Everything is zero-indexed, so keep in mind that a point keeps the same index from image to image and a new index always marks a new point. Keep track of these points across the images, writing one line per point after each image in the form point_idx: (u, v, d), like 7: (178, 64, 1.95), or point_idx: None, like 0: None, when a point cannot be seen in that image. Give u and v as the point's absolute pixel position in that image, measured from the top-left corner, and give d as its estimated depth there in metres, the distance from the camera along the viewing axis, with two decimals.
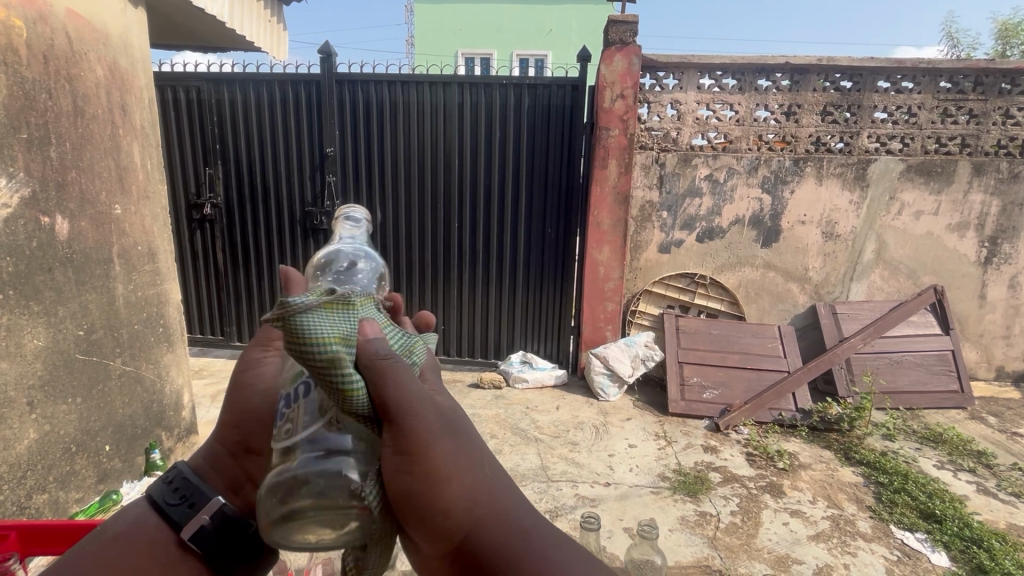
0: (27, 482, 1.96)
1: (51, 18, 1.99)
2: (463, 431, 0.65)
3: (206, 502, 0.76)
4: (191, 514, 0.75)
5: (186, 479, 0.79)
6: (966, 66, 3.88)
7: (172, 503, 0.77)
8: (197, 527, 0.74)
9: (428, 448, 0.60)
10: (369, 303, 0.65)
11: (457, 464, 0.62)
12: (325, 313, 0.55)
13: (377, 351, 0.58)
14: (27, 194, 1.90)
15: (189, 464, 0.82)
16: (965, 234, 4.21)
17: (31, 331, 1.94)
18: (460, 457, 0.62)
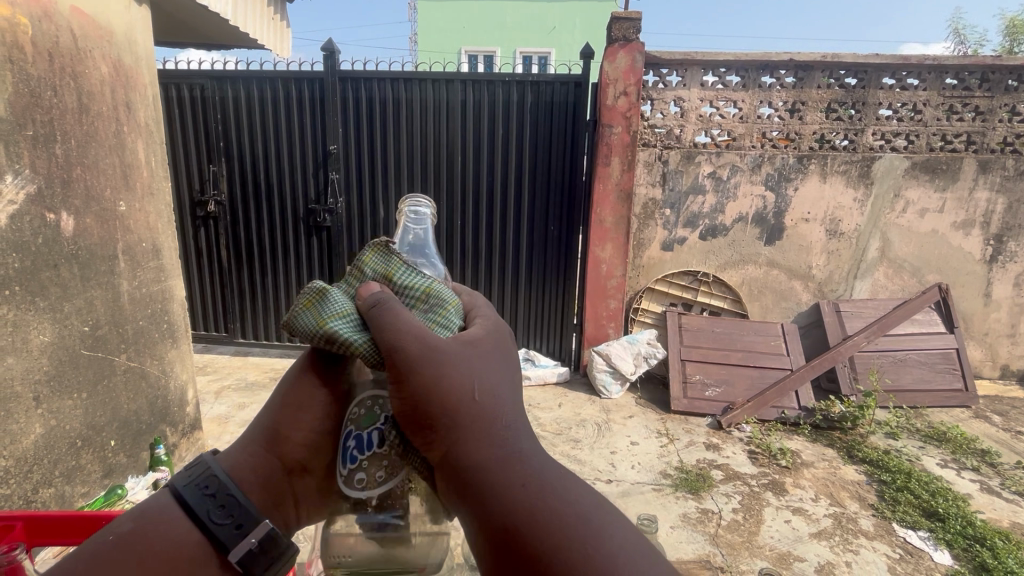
0: (33, 476, 1.98)
1: (56, 16, 2.00)
2: (468, 359, 0.67)
3: (258, 522, 0.64)
4: (241, 536, 0.63)
5: (226, 485, 0.65)
6: (972, 62, 3.85)
7: (215, 518, 0.63)
8: (245, 550, 0.62)
9: (418, 371, 0.63)
10: (377, 259, 0.72)
11: (451, 385, 0.64)
12: (310, 309, 0.66)
13: (370, 302, 0.66)
14: (32, 191, 1.92)
15: (225, 470, 0.68)
16: (970, 232, 4.18)
17: (37, 327, 1.95)
18: (455, 378, 0.64)
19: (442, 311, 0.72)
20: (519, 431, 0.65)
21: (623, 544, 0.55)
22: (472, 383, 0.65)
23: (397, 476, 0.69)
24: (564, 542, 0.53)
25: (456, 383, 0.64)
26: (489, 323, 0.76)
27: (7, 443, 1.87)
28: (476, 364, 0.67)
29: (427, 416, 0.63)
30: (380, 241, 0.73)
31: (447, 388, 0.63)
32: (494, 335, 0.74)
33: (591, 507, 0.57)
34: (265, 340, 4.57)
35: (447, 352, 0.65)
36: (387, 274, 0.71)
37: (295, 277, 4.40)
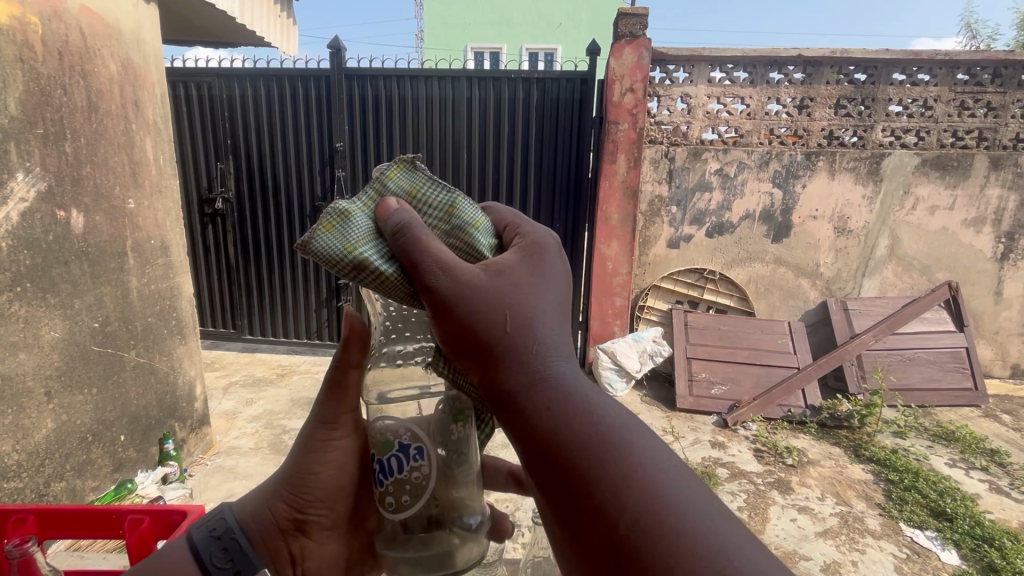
0: (45, 470, 2.01)
1: (66, 14, 2.02)
2: (503, 289, 0.63)
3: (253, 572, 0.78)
4: None
5: (231, 535, 0.80)
6: (984, 58, 3.80)
7: (219, 564, 0.77)
8: None
9: (452, 305, 0.62)
10: (401, 176, 0.74)
11: (487, 318, 0.61)
12: (334, 230, 0.68)
13: (396, 227, 0.67)
14: (43, 188, 1.94)
15: (235, 519, 0.84)
16: (981, 230, 4.13)
17: (47, 323, 1.98)
18: (490, 310, 0.61)
19: (469, 227, 0.70)
20: (561, 355, 0.63)
21: (670, 472, 0.55)
22: (509, 317, 0.61)
23: (422, 499, 0.75)
24: (610, 471, 0.54)
25: (491, 317, 0.61)
26: (530, 238, 0.71)
27: (19, 437, 1.90)
28: (511, 293, 0.63)
29: (466, 347, 0.62)
30: (405, 159, 0.75)
31: (483, 322, 0.61)
32: (529, 253, 0.69)
33: (617, 423, 0.58)
34: (272, 336, 4.60)
35: (478, 285, 0.62)
36: (412, 192, 0.73)
37: (302, 273, 4.42)
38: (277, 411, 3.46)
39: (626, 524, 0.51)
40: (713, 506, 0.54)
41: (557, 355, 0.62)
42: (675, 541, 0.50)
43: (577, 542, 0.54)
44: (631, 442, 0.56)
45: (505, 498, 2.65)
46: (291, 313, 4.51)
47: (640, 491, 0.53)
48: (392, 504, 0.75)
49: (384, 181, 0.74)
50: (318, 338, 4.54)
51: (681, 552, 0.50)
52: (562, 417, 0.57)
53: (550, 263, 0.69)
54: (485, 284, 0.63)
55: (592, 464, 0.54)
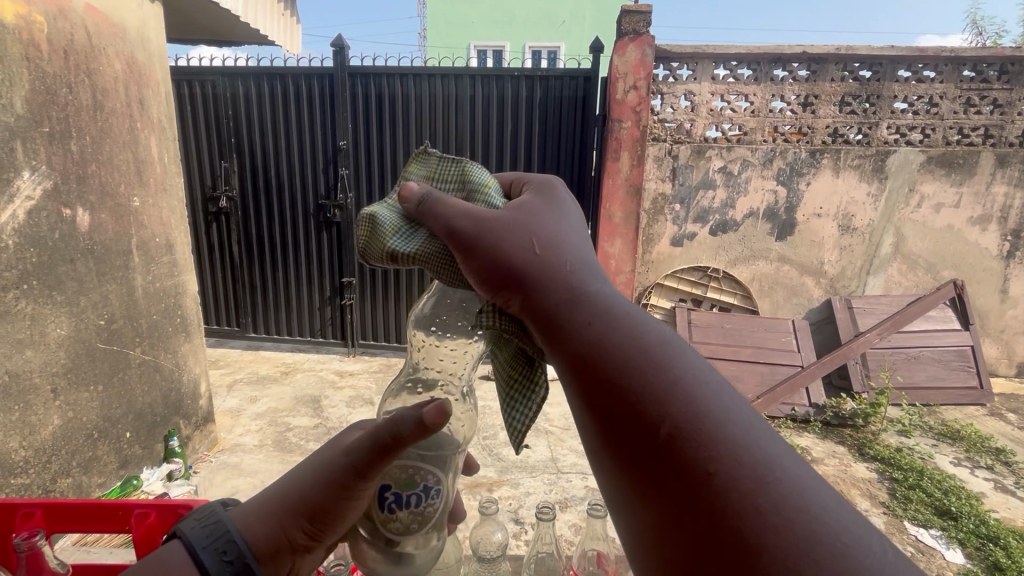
0: (52, 467, 2.03)
1: (71, 13, 2.03)
2: (530, 224, 0.68)
3: None
4: None
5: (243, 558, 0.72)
6: (990, 54, 3.77)
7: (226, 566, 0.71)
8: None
9: (479, 242, 0.67)
10: (420, 168, 0.84)
11: (517, 248, 0.65)
12: (371, 227, 0.79)
13: (417, 201, 0.75)
14: (49, 186, 1.95)
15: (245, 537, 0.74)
16: (987, 228, 4.11)
17: (54, 320, 1.99)
18: (518, 241, 0.66)
19: (483, 189, 0.78)
20: (595, 280, 0.63)
21: (710, 380, 0.54)
22: (537, 246, 0.65)
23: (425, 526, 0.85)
24: (650, 371, 0.52)
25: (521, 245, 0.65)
26: (540, 191, 0.77)
27: (26, 434, 1.91)
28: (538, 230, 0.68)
29: (500, 273, 0.64)
30: (420, 151, 0.85)
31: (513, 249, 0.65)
32: (549, 207, 0.75)
33: (658, 337, 0.56)
34: (276, 334, 4.61)
35: (505, 223, 0.68)
36: (430, 176, 0.82)
37: (306, 271, 4.43)
38: (281, 408, 3.47)
39: (671, 421, 0.49)
40: (756, 416, 0.52)
41: (589, 277, 0.63)
42: (722, 434, 0.48)
43: (626, 458, 0.51)
44: (670, 350, 0.55)
45: (508, 496, 2.65)
46: (295, 311, 4.52)
47: (684, 400, 0.50)
48: (397, 529, 0.83)
49: (407, 174, 0.84)
50: (322, 336, 4.55)
51: (729, 442, 0.48)
52: (598, 325, 0.57)
53: (572, 213, 0.74)
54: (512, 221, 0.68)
55: (631, 366, 0.53)
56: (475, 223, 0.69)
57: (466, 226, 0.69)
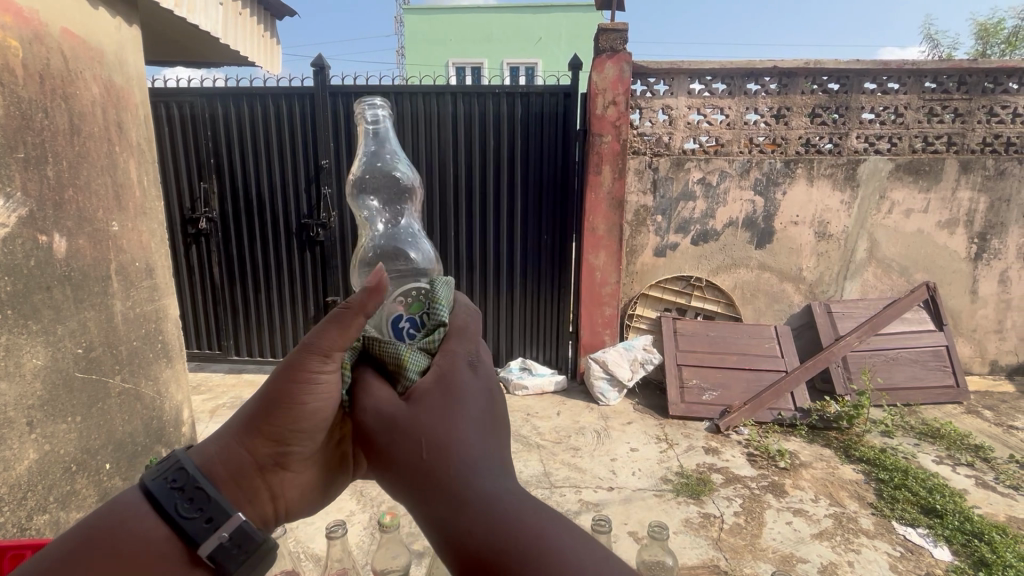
0: (28, 503, 1.95)
1: (47, 38, 2.00)
2: (419, 417, 0.72)
3: (225, 520, 0.77)
4: (210, 529, 0.76)
5: (197, 484, 0.79)
6: (949, 66, 3.95)
7: (186, 515, 0.77)
8: (216, 543, 0.76)
9: (378, 436, 0.74)
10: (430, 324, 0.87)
11: (404, 417, 0.73)
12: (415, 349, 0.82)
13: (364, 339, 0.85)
14: (24, 213, 1.91)
15: (197, 467, 0.81)
16: (955, 231, 4.26)
17: (29, 350, 1.93)
18: (422, 389, 0.76)
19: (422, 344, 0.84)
20: (469, 463, 0.67)
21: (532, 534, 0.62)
22: (439, 432, 0.70)
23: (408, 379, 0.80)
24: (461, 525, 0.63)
25: (421, 416, 0.72)
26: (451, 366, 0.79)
27: (1, 470, 1.83)
28: (446, 405, 0.73)
29: (379, 429, 0.74)
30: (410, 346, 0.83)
31: (415, 434, 0.71)
32: (442, 374, 0.77)
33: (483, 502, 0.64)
34: (259, 357, 4.54)
35: (431, 389, 0.75)
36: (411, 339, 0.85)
37: (289, 292, 4.38)
38: None
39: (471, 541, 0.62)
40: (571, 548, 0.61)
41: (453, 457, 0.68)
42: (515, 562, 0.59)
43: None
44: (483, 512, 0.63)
45: None
46: (280, 333, 4.46)
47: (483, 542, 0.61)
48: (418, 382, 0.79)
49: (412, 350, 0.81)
50: None
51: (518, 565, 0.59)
52: (441, 504, 0.65)
53: (454, 396, 0.74)
54: (433, 394, 0.75)
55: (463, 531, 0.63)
56: (375, 413, 0.76)
57: (369, 422, 0.76)
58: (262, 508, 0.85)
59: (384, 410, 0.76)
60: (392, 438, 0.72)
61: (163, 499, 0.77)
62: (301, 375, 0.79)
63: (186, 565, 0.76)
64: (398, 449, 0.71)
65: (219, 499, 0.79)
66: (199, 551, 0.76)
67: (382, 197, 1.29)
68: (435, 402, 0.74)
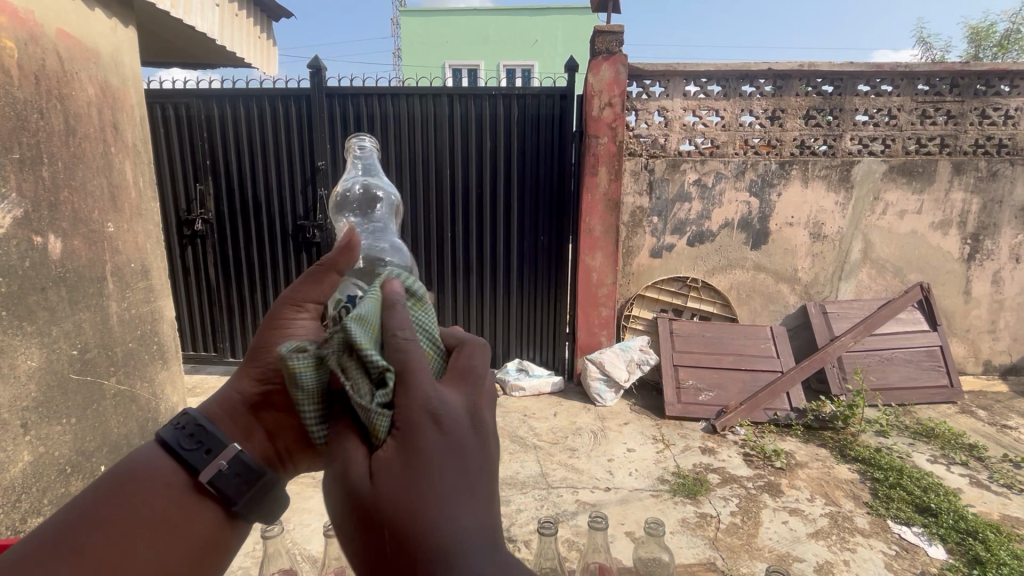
0: (21, 506, 1.93)
1: (42, 39, 2.00)
2: (389, 504, 0.58)
3: (222, 449, 0.85)
4: (209, 459, 0.85)
5: (198, 423, 0.87)
6: (941, 69, 3.98)
7: (188, 448, 0.85)
8: (215, 470, 0.84)
9: (347, 518, 0.61)
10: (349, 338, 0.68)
11: (372, 502, 0.59)
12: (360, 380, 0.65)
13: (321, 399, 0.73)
14: (19, 214, 1.90)
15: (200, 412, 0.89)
16: (948, 232, 4.30)
17: (24, 351, 1.92)
18: (385, 465, 0.59)
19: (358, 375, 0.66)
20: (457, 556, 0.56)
21: None
22: (417, 523, 0.57)
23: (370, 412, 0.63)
24: None
25: (390, 504, 0.58)
26: (415, 419, 0.60)
27: None
28: (418, 485, 0.58)
29: (345, 514, 0.61)
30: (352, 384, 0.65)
31: (381, 525, 0.58)
32: (403, 437, 0.60)
33: None
34: None
35: (394, 463, 0.59)
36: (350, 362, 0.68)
37: (285, 293, 4.37)
38: None
39: None
40: None
41: (439, 551, 0.56)
42: None
43: None
44: None
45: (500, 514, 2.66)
46: None
47: None
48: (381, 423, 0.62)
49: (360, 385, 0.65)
50: None
51: None
52: None
53: (424, 468, 0.59)
54: (397, 470, 0.59)
55: None
56: (338, 493, 0.62)
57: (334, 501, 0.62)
58: (263, 446, 0.88)
59: (347, 491, 0.61)
60: (364, 531, 0.59)
61: (169, 440, 0.86)
62: (275, 326, 0.88)
63: (193, 493, 0.85)
64: (372, 542, 0.58)
65: (217, 433, 0.86)
66: (201, 478, 0.84)
67: (358, 209, 1.28)
68: (403, 481, 0.58)
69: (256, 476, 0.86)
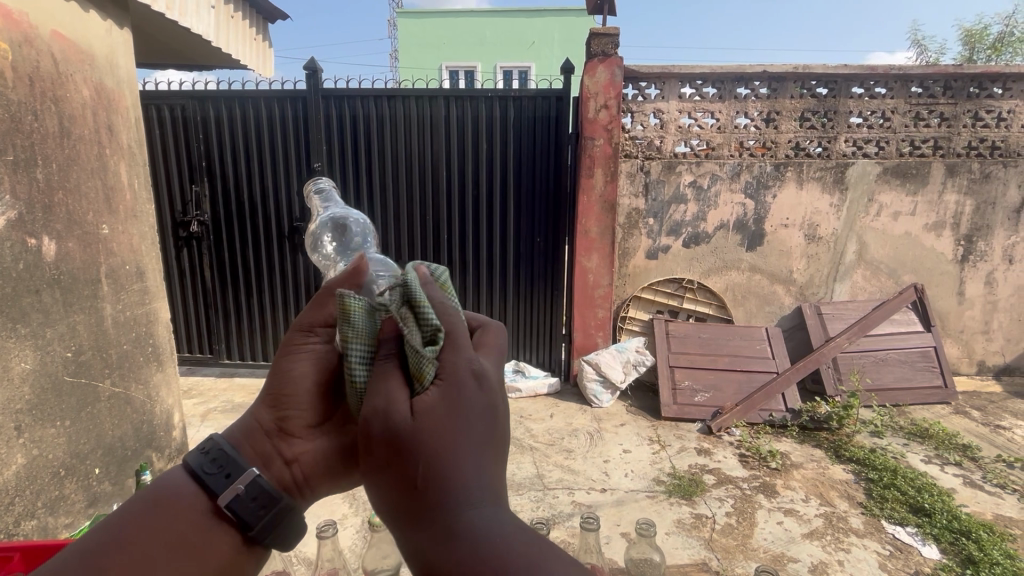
0: (15, 509, 1.93)
1: (37, 41, 2.00)
2: (426, 437, 0.64)
3: (241, 473, 0.84)
4: (228, 483, 0.84)
5: (219, 448, 0.87)
6: (935, 71, 4.01)
7: (208, 472, 0.85)
8: (234, 494, 0.83)
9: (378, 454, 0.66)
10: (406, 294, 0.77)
11: (408, 435, 0.65)
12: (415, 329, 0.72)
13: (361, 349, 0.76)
14: (13, 216, 1.90)
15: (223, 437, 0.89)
16: (941, 233, 4.32)
17: (18, 354, 1.92)
18: (426, 407, 0.66)
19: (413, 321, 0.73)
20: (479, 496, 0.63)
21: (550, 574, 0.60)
22: (447, 460, 0.63)
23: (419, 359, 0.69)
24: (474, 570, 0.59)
25: (427, 439, 0.64)
26: (458, 372, 0.68)
27: None
28: (453, 424, 0.65)
29: (379, 447, 0.66)
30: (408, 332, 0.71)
31: (411, 454, 0.64)
32: (450, 385, 0.67)
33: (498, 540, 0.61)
34: (251, 361, 4.52)
35: (437, 406, 0.66)
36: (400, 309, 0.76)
37: (281, 295, 4.37)
38: None
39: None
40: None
41: (464, 490, 0.63)
42: None
43: None
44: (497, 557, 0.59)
45: None
46: (272, 337, 4.44)
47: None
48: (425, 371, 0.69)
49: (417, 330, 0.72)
50: None
51: None
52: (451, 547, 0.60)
53: (463, 413, 0.66)
54: (438, 411, 0.65)
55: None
56: (375, 425, 0.67)
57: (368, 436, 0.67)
58: (281, 472, 0.88)
59: (384, 425, 0.66)
60: (398, 461, 0.64)
61: (193, 462, 0.86)
62: (288, 353, 0.91)
63: (211, 517, 0.83)
64: (403, 472, 0.64)
65: (237, 457, 0.86)
66: (219, 501, 0.83)
67: (334, 235, 1.42)
68: (441, 421, 0.65)
69: (273, 502, 0.85)
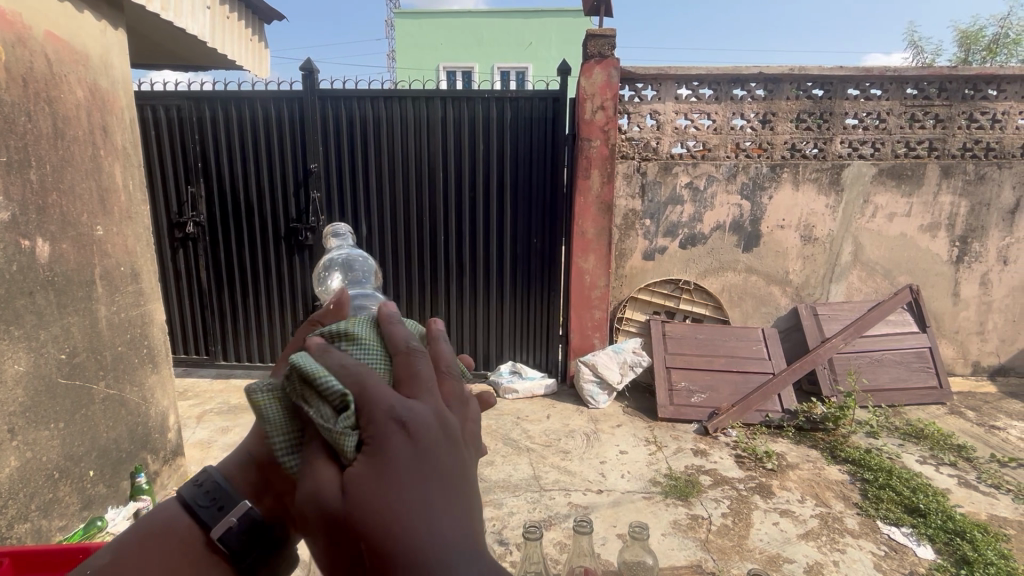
0: (8, 512, 1.92)
1: (30, 42, 1.99)
2: (367, 508, 0.53)
3: (233, 506, 0.76)
4: (220, 515, 0.76)
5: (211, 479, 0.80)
6: (930, 73, 4.02)
7: (202, 504, 0.78)
8: (225, 527, 0.75)
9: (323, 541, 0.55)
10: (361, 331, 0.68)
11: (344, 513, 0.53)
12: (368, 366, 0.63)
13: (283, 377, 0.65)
14: (6, 218, 1.89)
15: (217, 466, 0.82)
16: (937, 234, 4.34)
17: (11, 357, 1.90)
18: (358, 474, 0.54)
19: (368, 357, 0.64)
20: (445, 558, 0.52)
21: None
22: (397, 530, 0.52)
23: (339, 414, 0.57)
24: None
25: (365, 511, 0.53)
26: (391, 420, 0.56)
27: None
28: (395, 486, 0.53)
29: (320, 536, 0.55)
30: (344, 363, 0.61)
31: (355, 534, 0.52)
32: (376, 439, 0.55)
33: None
34: (248, 361, 4.51)
35: (366, 471, 0.54)
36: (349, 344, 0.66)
37: (278, 296, 4.36)
38: None
39: None
40: None
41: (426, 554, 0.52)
42: None
43: None
44: None
45: (492, 517, 2.66)
46: (268, 338, 4.43)
47: None
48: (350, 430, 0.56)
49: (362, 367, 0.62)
50: None
51: None
52: None
53: (403, 464, 0.54)
54: (370, 475, 0.54)
55: None
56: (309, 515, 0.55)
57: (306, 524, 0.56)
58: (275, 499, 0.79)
59: (316, 510, 0.54)
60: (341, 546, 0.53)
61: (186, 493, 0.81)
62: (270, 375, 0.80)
63: (203, 549, 0.77)
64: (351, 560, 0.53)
65: (228, 489, 0.78)
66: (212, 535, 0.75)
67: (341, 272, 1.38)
68: (379, 487, 0.53)
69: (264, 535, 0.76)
